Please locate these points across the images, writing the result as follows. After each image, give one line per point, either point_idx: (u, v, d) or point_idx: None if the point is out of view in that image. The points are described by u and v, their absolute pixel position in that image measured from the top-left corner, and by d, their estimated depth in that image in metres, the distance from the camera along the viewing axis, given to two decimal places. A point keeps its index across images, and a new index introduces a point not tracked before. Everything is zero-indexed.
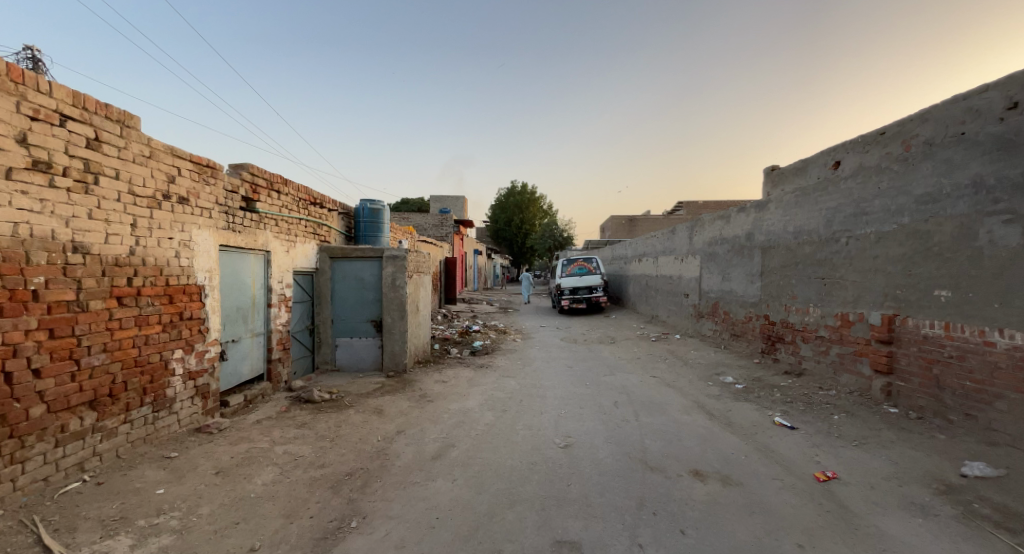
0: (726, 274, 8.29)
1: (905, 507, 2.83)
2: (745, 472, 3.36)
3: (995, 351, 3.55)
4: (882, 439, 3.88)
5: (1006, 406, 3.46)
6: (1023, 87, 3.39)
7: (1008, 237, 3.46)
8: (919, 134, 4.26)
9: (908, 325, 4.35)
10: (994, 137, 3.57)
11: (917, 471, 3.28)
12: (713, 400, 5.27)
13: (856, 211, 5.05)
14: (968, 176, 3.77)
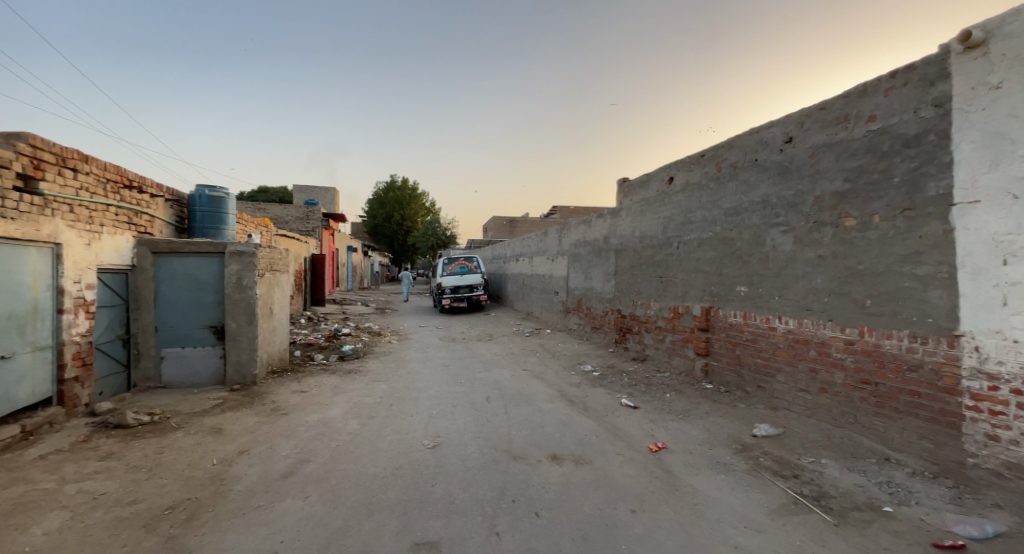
0: (588, 273, 9.09)
1: (713, 466, 3.42)
2: (595, 451, 3.72)
3: (776, 334, 4.48)
4: (701, 411, 4.63)
5: (783, 377, 4.38)
6: (794, 126, 4.32)
7: (783, 244, 4.40)
8: (727, 158, 5.18)
9: (720, 315, 5.27)
10: (776, 164, 4.50)
11: (723, 435, 3.99)
12: (574, 388, 5.75)
13: (684, 220, 5.94)
14: (759, 195, 4.70)
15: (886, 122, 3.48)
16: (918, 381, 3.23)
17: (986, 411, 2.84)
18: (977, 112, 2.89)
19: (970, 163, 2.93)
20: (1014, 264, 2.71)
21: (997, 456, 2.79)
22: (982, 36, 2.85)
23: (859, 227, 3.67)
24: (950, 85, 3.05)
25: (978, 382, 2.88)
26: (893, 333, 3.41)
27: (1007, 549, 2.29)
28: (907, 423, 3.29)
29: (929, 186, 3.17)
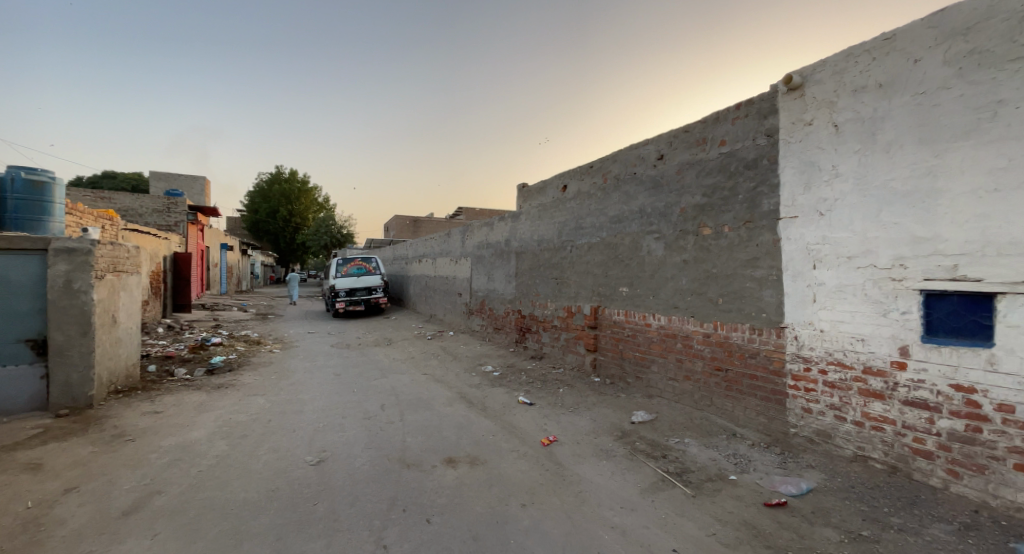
0: (490, 274, 9.21)
1: (596, 454, 3.69)
2: (490, 451, 3.78)
3: (651, 329, 4.98)
4: (588, 403, 4.97)
5: (656, 368, 4.89)
6: (664, 145, 4.85)
7: (656, 249, 4.91)
8: (612, 170, 5.63)
9: (606, 313, 5.70)
10: (651, 178, 5.00)
11: (607, 424, 4.33)
12: (473, 389, 5.78)
13: (576, 225, 6.33)
14: (637, 205, 5.19)
15: (733, 146, 4.06)
16: (757, 366, 3.83)
17: (803, 388, 3.47)
18: (796, 143, 3.52)
19: (792, 185, 3.55)
20: (820, 268, 3.35)
21: (810, 425, 3.42)
22: (800, 81, 3.48)
23: (713, 236, 4.24)
24: (778, 119, 3.67)
25: (797, 364, 3.51)
26: (738, 326, 3.99)
27: (815, 500, 2.82)
28: (749, 402, 3.88)
29: (764, 203, 3.77)
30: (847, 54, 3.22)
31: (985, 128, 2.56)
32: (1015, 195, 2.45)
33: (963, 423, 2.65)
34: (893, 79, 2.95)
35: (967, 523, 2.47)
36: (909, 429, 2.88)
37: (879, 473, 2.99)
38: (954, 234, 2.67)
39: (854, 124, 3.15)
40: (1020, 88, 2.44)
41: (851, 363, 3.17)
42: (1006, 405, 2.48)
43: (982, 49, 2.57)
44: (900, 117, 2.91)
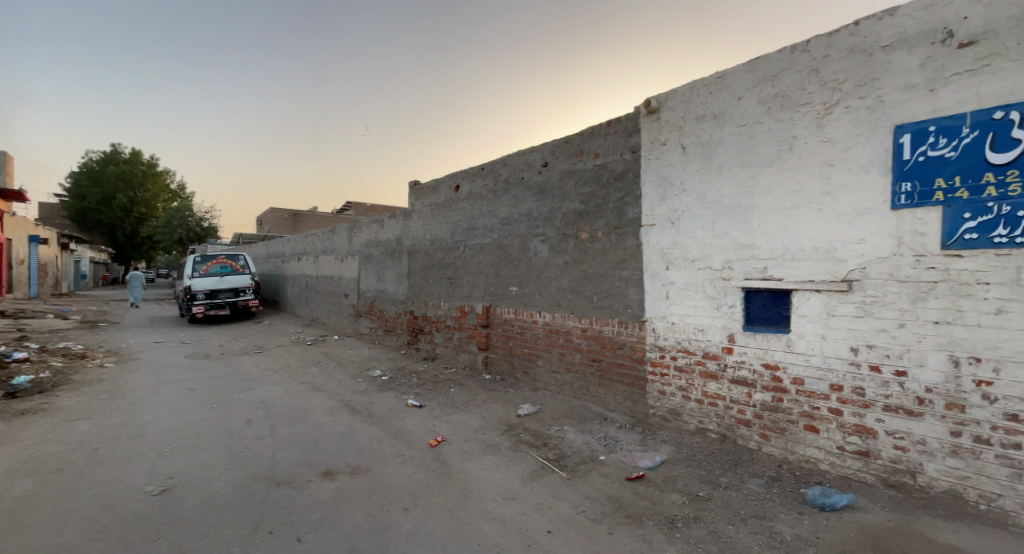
0: (380, 274, 8.84)
1: (483, 449, 3.78)
2: (374, 458, 3.64)
3: (537, 326, 5.25)
4: (478, 400, 5.06)
5: (541, 362, 5.17)
6: (548, 153, 5.14)
7: (542, 251, 5.19)
8: (501, 173, 5.81)
9: (496, 312, 5.87)
10: (537, 183, 5.27)
11: (494, 420, 4.46)
12: (358, 395, 5.50)
13: (468, 226, 6.39)
14: (525, 209, 5.42)
15: (606, 159, 4.47)
16: (624, 356, 4.28)
17: (659, 373, 3.97)
18: (654, 160, 4.01)
19: (651, 196, 4.03)
20: (672, 269, 3.87)
21: (665, 405, 3.92)
22: (657, 105, 3.97)
23: (590, 239, 4.63)
24: (640, 137, 4.14)
25: (655, 353, 4.00)
26: (609, 321, 4.41)
27: (666, 470, 3.25)
28: (618, 389, 4.32)
29: (630, 211, 4.22)
30: (691, 86, 3.75)
31: (785, 158, 3.18)
32: (804, 212, 3.08)
33: (770, 395, 3.27)
34: (724, 112, 3.52)
35: (773, 476, 3.06)
36: (735, 403, 3.47)
37: (714, 441, 3.56)
38: (766, 242, 3.28)
39: (697, 147, 3.69)
40: (807, 128, 3.07)
41: (694, 349, 3.71)
42: (799, 378, 3.12)
43: (783, 94, 3.19)
44: (729, 144, 3.48)
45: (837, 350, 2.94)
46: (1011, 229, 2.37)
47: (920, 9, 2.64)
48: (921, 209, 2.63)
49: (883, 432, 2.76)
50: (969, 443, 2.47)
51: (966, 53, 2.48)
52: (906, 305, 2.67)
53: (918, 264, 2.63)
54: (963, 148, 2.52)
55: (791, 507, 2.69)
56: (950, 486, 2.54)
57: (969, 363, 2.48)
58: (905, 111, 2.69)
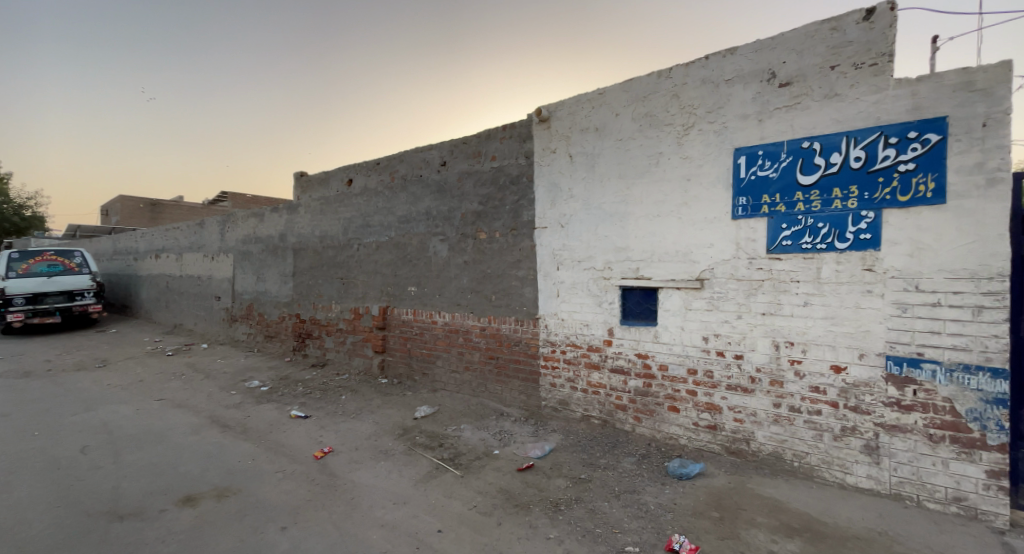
0: (260, 274, 8.00)
1: (374, 456, 3.65)
2: (248, 477, 3.30)
3: (436, 326, 5.20)
4: (372, 406, 4.87)
5: (440, 362, 5.15)
6: (445, 152, 5.11)
7: (441, 250, 5.15)
8: (398, 169, 5.63)
9: (393, 313, 5.69)
10: (435, 182, 5.21)
11: (389, 425, 4.32)
12: (231, 409, 4.93)
13: (362, 223, 6.09)
14: (423, 207, 5.34)
15: (502, 162, 4.58)
16: (519, 352, 4.44)
17: (550, 366, 4.20)
18: (545, 166, 4.22)
19: (543, 201, 4.24)
20: (562, 269, 4.12)
21: (556, 396, 4.17)
22: (547, 114, 4.18)
23: (487, 240, 4.71)
24: (533, 144, 4.33)
25: (547, 347, 4.22)
26: (506, 319, 4.54)
27: (554, 457, 3.46)
28: (514, 385, 4.47)
29: (525, 214, 4.39)
30: (577, 99, 4.02)
31: (654, 170, 3.57)
32: (670, 219, 3.50)
33: (642, 381, 3.66)
34: (605, 126, 3.84)
35: (643, 454, 3.43)
36: (614, 390, 3.81)
37: (596, 426, 3.88)
38: (639, 245, 3.66)
39: (582, 156, 3.97)
40: (672, 145, 3.49)
41: (581, 343, 4.00)
42: (664, 365, 3.54)
43: (652, 113, 3.58)
44: (609, 156, 3.81)
45: (694, 340, 3.40)
46: (814, 238, 2.93)
47: (753, 51, 3.15)
48: (753, 219, 3.15)
49: (727, 408, 3.25)
50: (787, 412, 3.02)
51: (785, 92, 3.03)
52: (743, 299, 3.18)
53: (751, 265, 3.15)
54: (782, 170, 3.05)
55: (657, 480, 3.04)
56: (774, 449, 3.07)
57: (787, 346, 3.03)
58: (742, 136, 3.19)
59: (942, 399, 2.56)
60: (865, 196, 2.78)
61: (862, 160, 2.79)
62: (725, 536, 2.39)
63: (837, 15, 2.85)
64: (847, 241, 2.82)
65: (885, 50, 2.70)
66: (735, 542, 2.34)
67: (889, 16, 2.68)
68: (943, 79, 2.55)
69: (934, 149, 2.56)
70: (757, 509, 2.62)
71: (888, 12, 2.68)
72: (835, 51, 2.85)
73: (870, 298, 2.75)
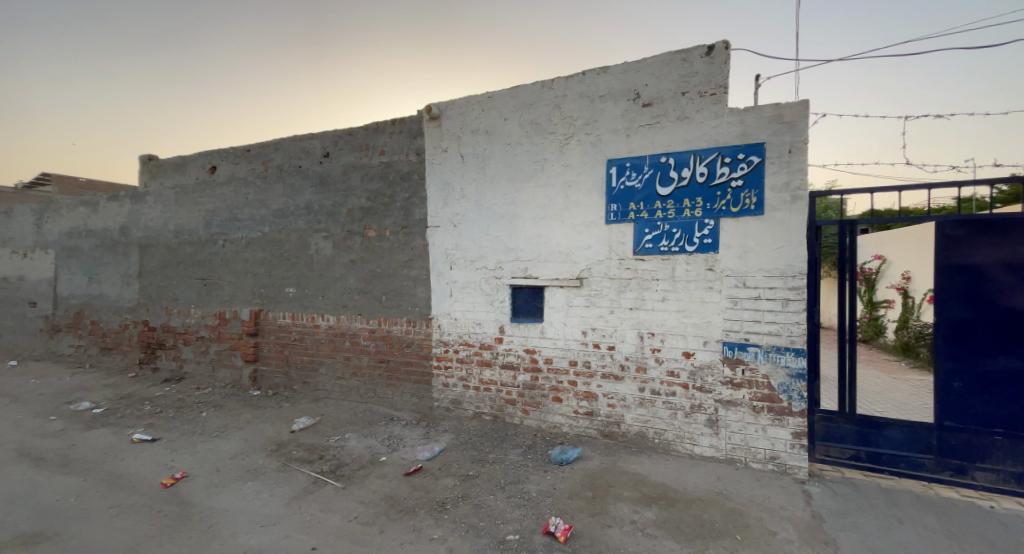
0: (94, 274, 6.68)
1: (240, 477, 3.28)
2: (70, 517, 2.75)
3: (318, 330, 4.85)
4: (240, 422, 4.37)
5: (324, 369, 4.81)
6: (328, 143, 4.77)
7: (324, 248, 4.81)
8: (273, 159, 5.12)
9: (268, 317, 5.16)
10: (317, 174, 4.84)
11: (260, 441, 3.92)
12: (48, 439, 4.05)
13: (229, 216, 5.43)
14: (303, 201, 4.93)
15: (390, 158, 4.40)
16: (411, 354, 4.33)
17: (443, 367, 4.18)
18: (437, 165, 4.18)
19: (434, 199, 4.19)
20: (454, 269, 4.12)
21: (448, 396, 4.17)
22: (437, 112, 4.13)
23: (376, 238, 4.49)
24: (423, 141, 4.24)
25: (440, 348, 4.19)
26: (396, 321, 4.40)
27: (443, 457, 3.45)
28: (405, 387, 4.37)
29: (416, 212, 4.28)
30: (467, 100, 4.05)
31: (539, 175, 3.75)
32: (554, 222, 3.71)
33: (530, 375, 3.83)
34: (494, 129, 3.93)
35: (529, 444, 3.59)
36: (504, 386, 3.93)
37: (488, 423, 3.96)
38: (527, 246, 3.82)
39: (473, 157, 4.02)
40: (555, 152, 3.70)
41: (473, 342, 4.05)
42: (549, 358, 3.75)
43: (538, 120, 3.76)
44: (498, 158, 3.91)
45: (575, 334, 3.65)
46: (670, 242, 3.34)
47: (622, 72, 3.47)
48: (623, 224, 3.48)
49: (602, 395, 3.56)
50: (650, 395, 3.40)
51: (648, 111, 3.40)
52: (615, 296, 3.50)
53: (622, 265, 3.48)
54: (646, 181, 3.42)
55: (540, 468, 3.21)
56: (639, 429, 3.44)
57: (649, 337, 3.41)
58: (614, 149, 3.51)
59: (762, 376, 3.10)
60: (707, 206, 3.24)
61: (705, 175, 3.25)
62: (596, 512, 2.61)
63: (686, 48, 3.28)
64: (694, 245, 3.27)
65: (722, 82, 3.17)
66: (604, 517, 2.57)
67: (724, 54, 3.15)
68: (763, 111, 3.08)
69: (756, 170, 3.09)
70: (624, 485, 2.91)
71: (723, 51, 3.15)
72: (686, 79, 3.27)
73: (712, 293, 3.22)
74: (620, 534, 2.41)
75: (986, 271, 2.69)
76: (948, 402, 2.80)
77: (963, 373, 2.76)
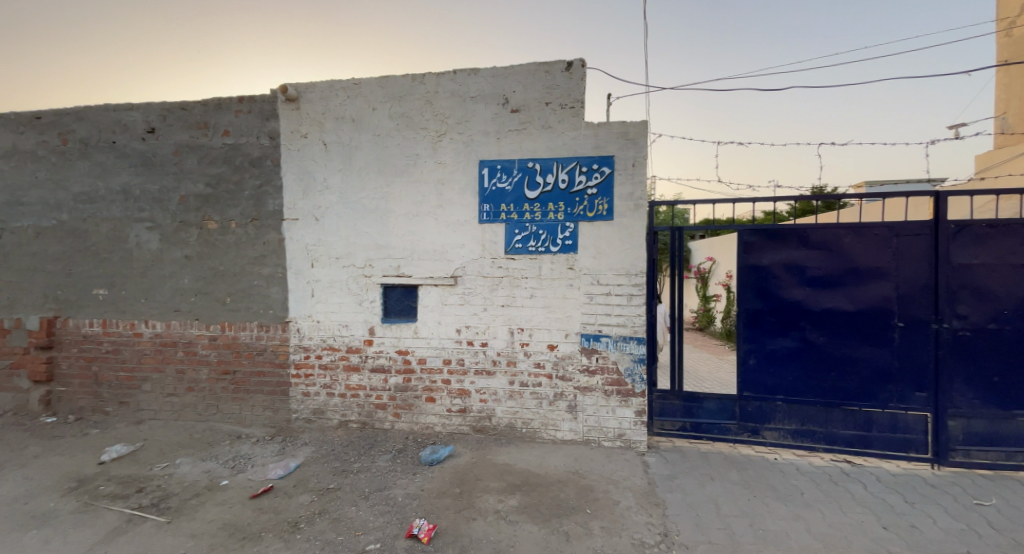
0: None
1: (20, 526, 2.59)
2: None
3: (142, 340, 4.06)
4: (23, 458, 3.45)
5: (150, 385, 4.06)
6: (155, 117, 4.01)
7: (148, 242, 4.04)
8: (75, 130, 4.14)
9: (69, 326, 4.17)
10: (139, 153, 4.04)
11: (53, 479, 3.15)
12: None
13: (8, 199, 4.24)
14: (119, 184, 4.08)
15: (237, 140, 3.88)
16: (263, 362, 3.88)
17: (303, 375, 3.83)
18: (295, 152, 3.80)
19: (292, 190, 3.81)
20: (316, 267, 3.81)
21: (309, 406, 3.83)
22: (294, 94, 3.75)
23: (219, 231, 3.92)
24: (279, 125, 3.82)
25: (299, 354, 3.83)
26: (245, 325, 3.90)
27: (299, 473, 3.15)
28: (257, 400, 3.90)
29: (269, 203, 3.84)
30: (330, 85, 3.76)
31: (410, 170, 3.66)
32: (426, 219, 3.65)
33: (401, 377, 3.72)
34: (361, 118, 3.72)
35: (399, 448, 3.48)
36: (373, 390, 3.75)
37: (354, 430, 3.75)
38: (398, 243, 3.70)
39: (337, 146, 3.75)
40: (427, 149, 3.64)
41: (338, 345, 3.79)
42: (422, 358, 3.68)
43: (407, 114, 3.66)
44: (366, 150, 3.71)
45: (448, 332, 3.65)
46: (537, 242, 3.53)
47: (491, 76, 3.56)
48: (494, 224, 3.58)
49: (474, 391, 3.62)
50: (519, 388, 3.56)
51: (515, 117, 3.55)
52: (487, 293, 3.59)
53: (493, 264, 3.58)
54: (514, 183, 3.57)
55: (408, 471, 3.14)
56: (509, 420, 3.59)
57: (519, 332, 3.56)
58: (485, 150, 3.59)
59: (613, 363, 3.46)
60: (569, 210, 3.51)
61: (566, 182, 3.50)
62: (462, 508, 2.65)
63: (549, 61, 3.49)
64: (558, 245, 3.51)
65: (579, 97, 3.46)
66: (469, 511, 2.61)
67: (580, 71, 3.44)
68: (613, 127, 3.44)
69: (607, 180, 3.44)
70: (491, 476, 3.00)
71: (580, 68, 3.44)
72: (549, 90, 3.49)
73: (572, 290, 3.50)
74: (483, 526, 2.48)
75: (772, 270, 3.37)
76: (746, 375, 3.46)
77: (756, 351, 3.43)
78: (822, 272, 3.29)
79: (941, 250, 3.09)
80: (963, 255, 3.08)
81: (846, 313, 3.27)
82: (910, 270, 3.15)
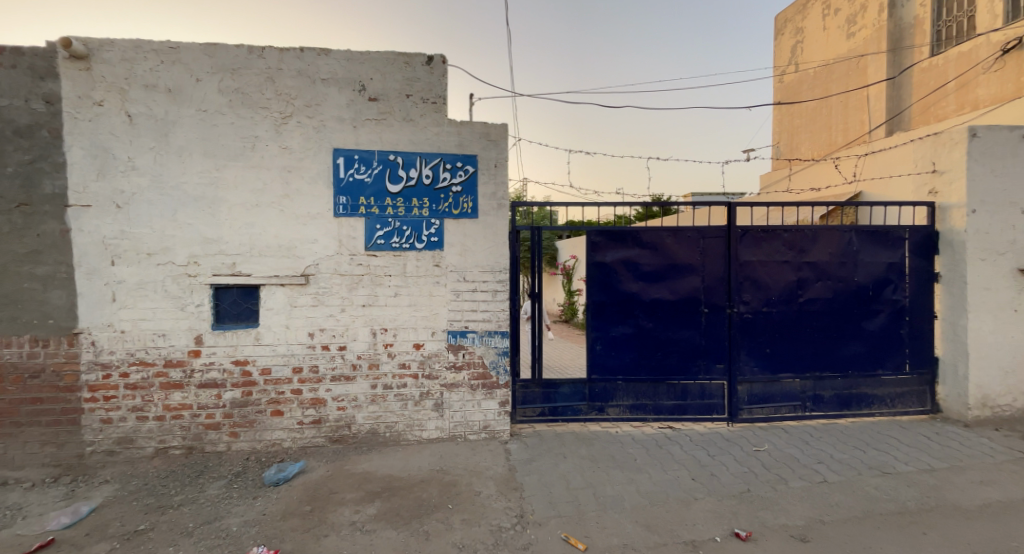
0: None
1: None
2: None
3: None
4: None
5: None
6: None
7: None
8: None
9: None
10: None
11: None
12: None
13: None
14: None
15: None
16: (40, 387, 3.07)
17: (102, 398, 3.13)
18: (86, 123, 3.06)
19: (83, 169, 3.07)
20: (119, 265, 3.13)
21: (111, 435, 3.15)
22: (84, 51, 3.02)
23: None
24: (59, 86, 3.03)
25: (95, 373, 3.11)
26: (11, 341, 3.02)
27: (95, 519, 2.56)
28: (31, 435, 3.06)
29: (46, 185, 3.03)
30: (137, 45, 3.12)
31: (249, 155, 3.24)
32: (270, 211, 3.27)
33: (239, 391, 3.27)
34: (182, 90, 3.16)
35: (237, 472, 3.06)
36: (203, 409, 3.24)
37: (177, 458, 3.19)
38: (234, 238, 3.24)
39: (149, 120, 3.13)
40: (269, 132, 3.26)
41: (152, 359, 3.17)
42: (266, 368, 3.29)
43: (243, 91, 3.22)
44: (189, 128, 3.17)
45: (300, 337, 3.32)
46: (401, 238, 3.43)
47: (345, 59, 3.33)
48: (352, 218, 3.37)
49: (330, 399, 3.36)
50: (381, 391, 3.42)
51: (373, 106, 3.37)
52: (346, 293, 3.36)
53: (353, 261, 3.37)
54: (375, 176, 3.40)
55: (248, 496, 2.78)
56: (370, 426, 3.42)
57: (382, 332, 3.41)
58: (339, 138, 3.34)
59: (478, 357, 3.54)
60: (433, 207, 3.47)
61: (430, 178, 3.46)
62: (313, 525, 2.44)
63: (408, 52, 3.40)
64: (422, 242, 3.45)
65: (441, 93, 3.44)
66: (320, 527, 2.42)
67: (441, 67, 3.42)
68: (474, 127, 3.50)
69: (471, 178, 3.49)
70: (347, 487, 2.82)
71: (441, 64, 3.42)
72: (409, 83, 3.40)
73: (438, 287, 3.48)
74: (336, 540, 2.32)
75: (613, 266, 3.80)
76: (593, 361, 3.84)
77: (601, 339, 3.83)
78: (651, 268, 3.82)
79: (732, 250, 3.84)
80: (747, 254, 3.87)
81: (668, 303, 3.85)
82: (712, 266, 3.84)
